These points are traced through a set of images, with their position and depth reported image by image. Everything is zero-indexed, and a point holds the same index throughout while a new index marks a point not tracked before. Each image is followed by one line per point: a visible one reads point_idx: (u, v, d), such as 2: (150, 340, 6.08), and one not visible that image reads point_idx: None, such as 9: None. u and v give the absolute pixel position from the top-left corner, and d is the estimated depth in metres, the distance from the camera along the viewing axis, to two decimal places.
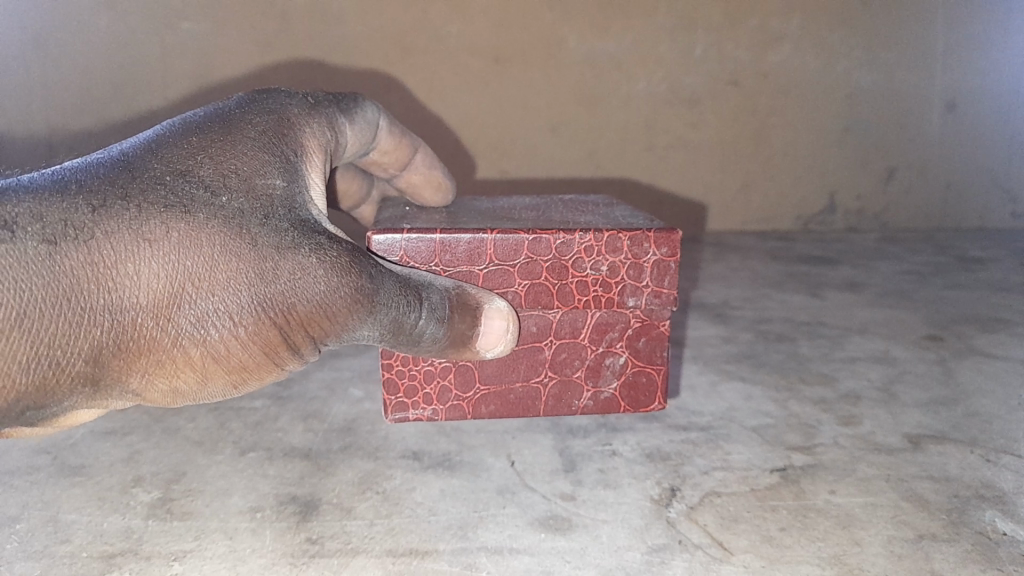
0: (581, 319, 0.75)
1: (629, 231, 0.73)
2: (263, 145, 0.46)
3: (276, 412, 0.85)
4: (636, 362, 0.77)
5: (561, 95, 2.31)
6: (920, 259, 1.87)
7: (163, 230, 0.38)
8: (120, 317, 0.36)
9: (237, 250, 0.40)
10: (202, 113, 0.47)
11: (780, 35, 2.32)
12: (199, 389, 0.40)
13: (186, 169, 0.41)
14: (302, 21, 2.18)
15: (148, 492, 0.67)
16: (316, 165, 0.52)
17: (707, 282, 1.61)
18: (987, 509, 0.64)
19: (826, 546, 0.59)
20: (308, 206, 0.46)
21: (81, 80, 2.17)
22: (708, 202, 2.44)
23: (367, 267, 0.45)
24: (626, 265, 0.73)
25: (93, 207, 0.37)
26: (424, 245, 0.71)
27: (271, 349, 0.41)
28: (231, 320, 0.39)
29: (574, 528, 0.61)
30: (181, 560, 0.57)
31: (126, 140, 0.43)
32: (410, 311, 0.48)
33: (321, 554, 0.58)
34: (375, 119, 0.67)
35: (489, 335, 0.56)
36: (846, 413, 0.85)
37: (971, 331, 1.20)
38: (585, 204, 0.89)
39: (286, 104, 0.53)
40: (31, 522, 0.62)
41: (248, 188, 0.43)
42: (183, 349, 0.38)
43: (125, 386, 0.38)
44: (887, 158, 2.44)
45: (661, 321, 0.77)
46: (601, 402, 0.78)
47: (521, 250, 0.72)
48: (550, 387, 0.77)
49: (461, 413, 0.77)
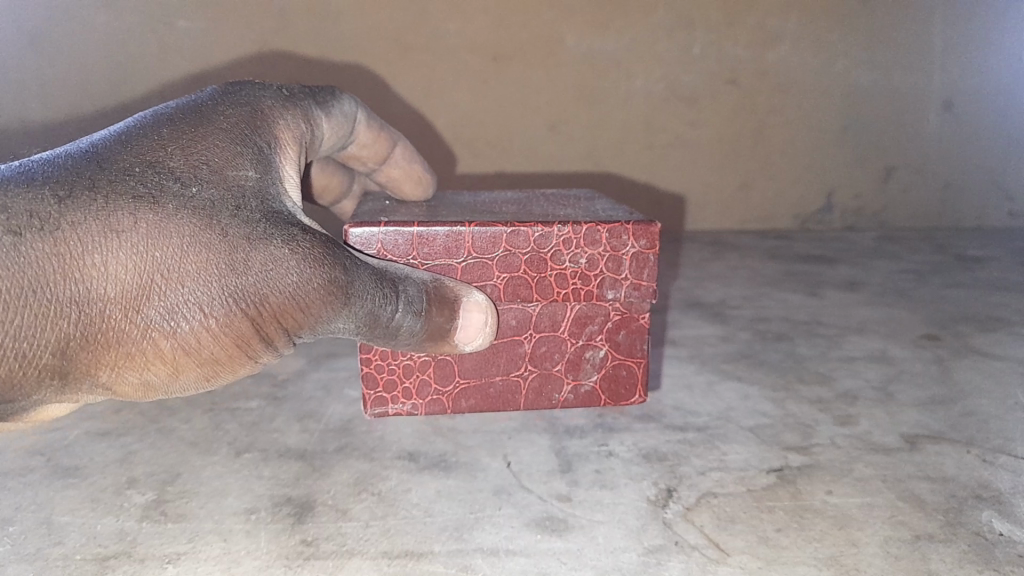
0: (561, 312, 0.78)
1: (607, 224, 0.75)
2: (236, 137, 0.46)
3: (272, 412, 0.85)
4: (615, 354, 0.80)
5: (559, 93, 2.31)
6: (919, 258, 1.87)
7: (131, 221, 0.38)
8: (88, 308, 0.36)
9: (207, 242, 0.39)
10: (175, 106, 0.47)
11: (779, 33, 2.32)
12: (170, 382, 0.40)
13: (156, 160, 0.41)
14: (299, 19, 2.17)
15: (143, 494, 0.66)
16: (290, 158, 0.51)
17: (705, 281, 1.61)
18: (984, 509, 0.64)
19: (822, 547, 0.59)
20: (282, 198, 0.46)
21: (77, 78, 2.17)
22: (706, 201, 2.44)
23: (342, 259, 0.44)
24: (604, 258, 0.76)
25: (60, 198, 0.36)
26: (402, 237, 0.72)
27: (243, 341, 0.41)
28: (201, 313, 0.39)
29: (571, 529, 0.61)
30: (175, 563, 0.56)
31: (96, 133, 0.43)
32: (385, 303, 0.48)
33: (316, 556, 0.57)
34: (352, 112, 0.67)
35: (467, 329, 0.56)
36: (843, 413, 0.85)
37: (968, 330, 1.20)
38: (566, 198, 0.88)
39: (259, 97, 0.53)
40: (23, 525, 0.62)
41: (220, 180, 0.42)
42: (153, 341, 0.38)
43: (94, 380, 0.38)
44: (885, 157, 2.44)
45: (641, 313, 0.79)
46: (581, 395, 0.82)
47: (499, 243, 0.74)
48: (530, 381, 0.80)
49: (441, 407, 0.81)
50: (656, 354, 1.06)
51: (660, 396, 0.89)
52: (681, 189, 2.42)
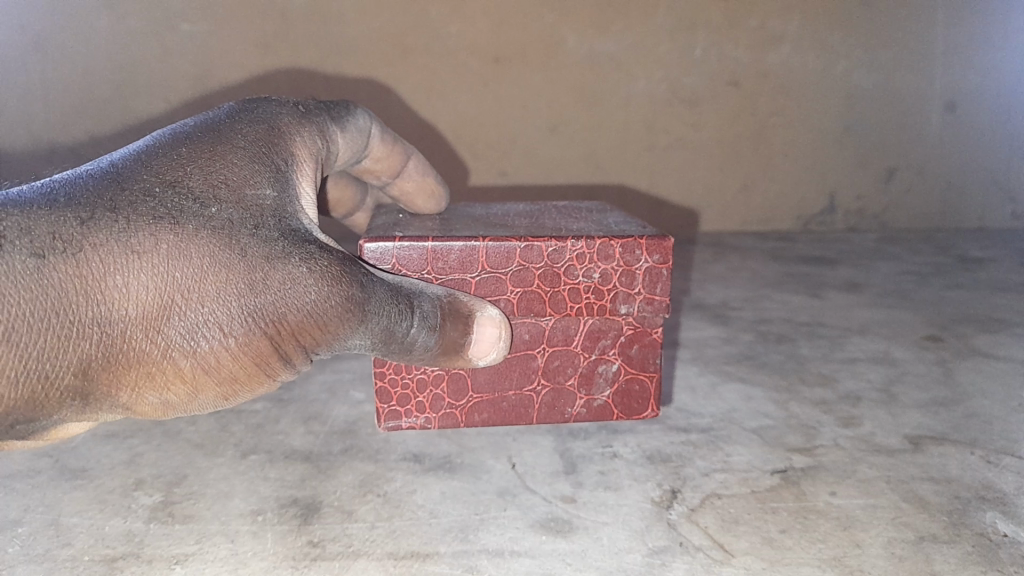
0: (574, 326, 0.74)
1: (620, 238, 0.72)
2: (253, 155, 0.46)
3: (276, 415, 0.85)
4: (629, 369, 0.76)
5: (561, 95, 2.32)
6: (920, 259, 1.87)
7: (152, 242, 0.37)
8: (110, 329, 0.36)
9: (228, 262, 0.39)
10: (192, 123, 0.47)
11: (780, 34, 2.32)
12: (188, 401, 0.40)
13: (175, 179, 0.41)
14: (302, 22, 2.18)
15: (149, 496, 0.67)
16: (306, 174, 0.51)
17: (707, 282, 1.61)
18: (988, 510, 0.65)
19: (826, 548, 0.59)
20: (299, 215, 0.46)
21: (81, 81, 2.18)
22: (708, 203, 2.44)
23: (358, 276, 0.44)
24: (618, 272, 0.72)
25: (82, 219, 0.36)
26: (416, 252, 0.69)
27: (262, 359, 0.41)
28: (221, 332, 0.39)
29: (575, 530, 0.61)
30: (182, 564, 0.57)
31: (115, 151, 0.43)
32: (401, 319, 0.48)
33: (322, 557, 0.58)
34: (367, 126, 0.67)
35: (482, 342, 0.56)
36: (846, 415, 0.85)
37: (970, 331, 1.20)
38: (578, 210, 0.88)
39: (275, 113, 0.53)
40: (32, 526, 0.62)
41: (238, 199, 0.42)
42: (173, 361, 0.38)
43: (114, 400, 0.38)
44: (886, 159, 2.44)
45: (655, 327, 0.75)
46: (594, 410, 0.77)
47: (513, 258, 0.70)
48: (543, 396, 0.76)
49: (454, 421, 0.76)
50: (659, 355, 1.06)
51: (663, 398, 0.89)
52: (684, 192, 2.42)
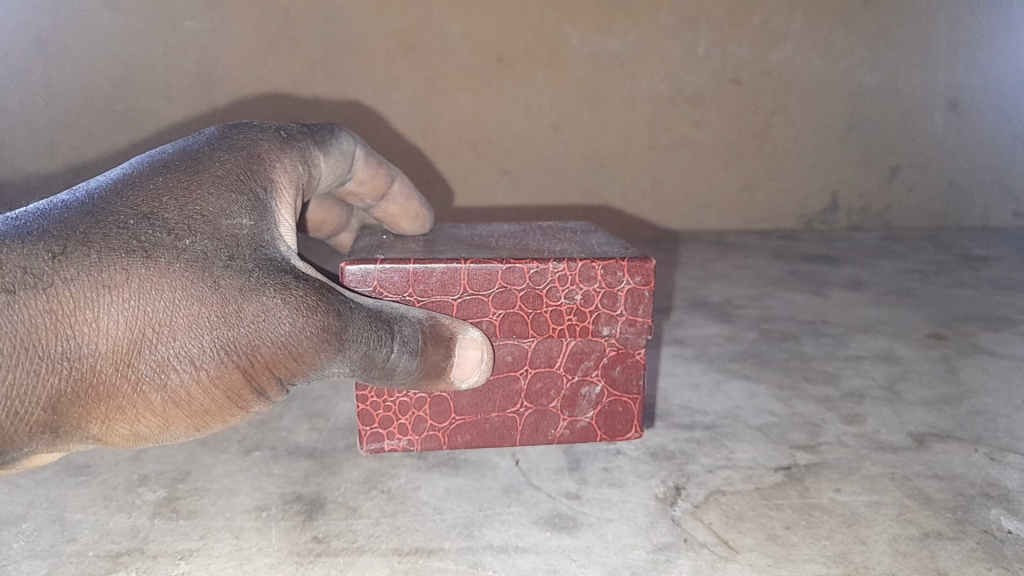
0: (556, 347, 0.71)
1: (602, 259, 0.69)
2: (231, 183, 0.45)
3: (280, 411, 0.85)
4: (612, 390, 0.73)
5: (563, 94, 2.31)
6: (923, 257, 1.87)
7: (123, 276, 0.36)
8: (78, 363, 0.35)
9: (199, 296, 0.38)
10: (171, 151, 0.46)
11: (782, 32, 2.31)
12: (161, 432, 0.39)
13: (151, 211, 0.40)
14: (303, 19, 2.18)
15: (154, 491, 0.67)
16: (286, 200, 0.50)
17: (710, 280, 1.61)
18: (992, 507, 0.64)
19: (831, 544, 0.59)
20: (277, 244, 0.44)
21: (84, 79, 2.19)
22: (711, 200, 2.44)
23: (335, 304, 0.43)
24: (600, 294, 0.70)
25: (54, 253, 0.35)
26: (398, 274, 0.67)
27: (233, 392, 0.39)
28: (192, 365, 0.38)
29: (580, 526, 0.62)
30: (187, 559, 0.57)
31: (92, 180, 0.42)
32: (380, 344, 0.46)
33: (327, 553, 0.58)
34: (351, 148, 0.67)
35: (463, 365, 0.54)
36: (851, 412, 0.85)
37: (975, 329, 1.20)
38: (562, 231, 0.88)
39: (256, 139, 0.52)
40: (37, 521, 0.62)
41: (213, 229, 0.41)
42: (143, 394, 0.37)
43: (85, 431, 0.37)
44: (889, 156, 2.43)
45: (637, 348, 0.73)
46: (578, 432, 0.74)
47: (495, 279, 0.68)
48: (526, 417, 0.73)
49: (437, 443, 0.73)
50: (661, 354, 1.06)
51: (667, 395, 0.89)
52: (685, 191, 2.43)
